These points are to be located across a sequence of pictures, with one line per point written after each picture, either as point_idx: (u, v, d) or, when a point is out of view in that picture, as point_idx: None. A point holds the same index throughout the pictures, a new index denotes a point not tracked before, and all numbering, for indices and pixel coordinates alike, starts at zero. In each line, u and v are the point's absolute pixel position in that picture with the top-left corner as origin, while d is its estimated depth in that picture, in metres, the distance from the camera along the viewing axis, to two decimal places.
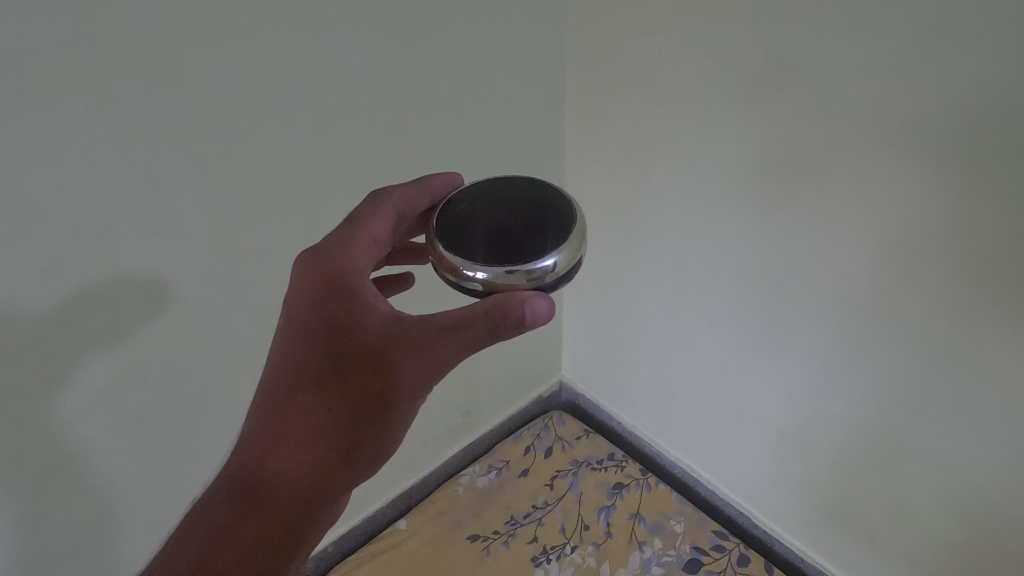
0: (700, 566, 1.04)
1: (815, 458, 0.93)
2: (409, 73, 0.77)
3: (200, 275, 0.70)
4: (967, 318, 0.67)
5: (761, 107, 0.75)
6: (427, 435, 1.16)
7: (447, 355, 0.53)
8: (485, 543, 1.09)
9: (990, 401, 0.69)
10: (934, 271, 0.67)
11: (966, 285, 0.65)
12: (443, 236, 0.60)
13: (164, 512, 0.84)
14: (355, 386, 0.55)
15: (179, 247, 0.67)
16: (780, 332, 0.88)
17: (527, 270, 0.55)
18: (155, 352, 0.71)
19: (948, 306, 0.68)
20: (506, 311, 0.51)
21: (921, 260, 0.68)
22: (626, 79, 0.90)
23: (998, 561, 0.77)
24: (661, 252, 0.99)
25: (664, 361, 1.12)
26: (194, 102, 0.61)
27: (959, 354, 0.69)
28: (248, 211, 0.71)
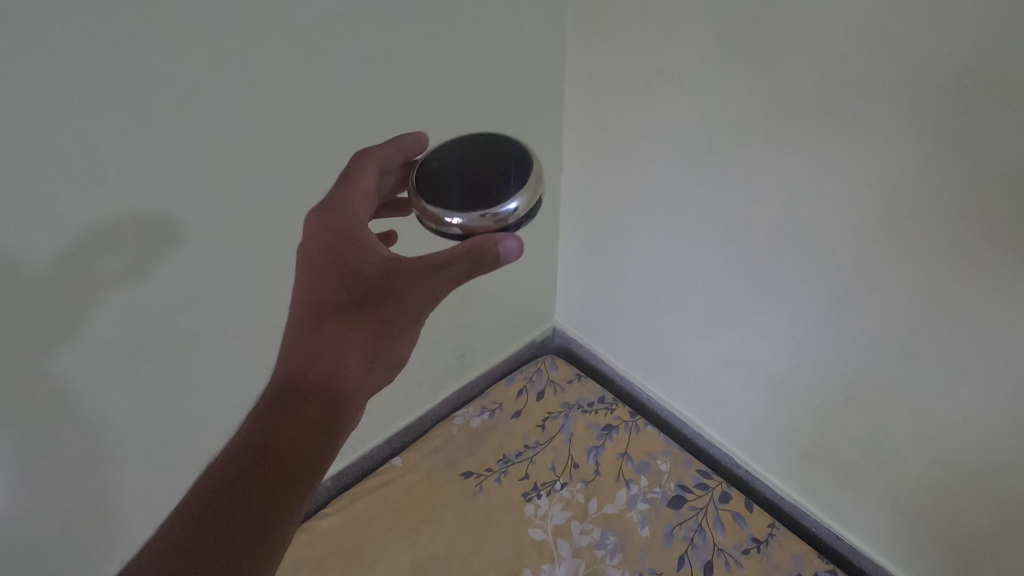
0: (684, 502, 1.08)
1: (802, 404, 0.95)
2: (399, 16, 0.74)
3: (185, 225, 0.68)
4: (962, 269, 0.67)
5: (772, 72, 0.72)
6: (420, 377, 1.18)
7: (433, 288, 0.56)
8: (477, 480, 1.13)
9: (987, 367, 0.70)
10: (932, 222, 0.66)
11: (964, 236, 0.65)
12: (421, 189, 0.62)
13: (166, 447, 0.86)
14: (344, 329, 0.57)
15: (163, 200, 0.66)
16: (778, 282, 0.88)
17: (494, 212, 0.58)
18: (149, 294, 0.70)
19: (942, 257, 0.68)
20: (482, 249, 0.54)
21: (918, 236, 0.68)
22: (635, 33, 0.86)
23: (971, 503, 0.80)
24: (658, 201, 0.98)
25: (653, 306, 1.13)
26: (169, 45, 0.58)
27: (959, 324, 0.70)
28: (230, 161, 0.68)
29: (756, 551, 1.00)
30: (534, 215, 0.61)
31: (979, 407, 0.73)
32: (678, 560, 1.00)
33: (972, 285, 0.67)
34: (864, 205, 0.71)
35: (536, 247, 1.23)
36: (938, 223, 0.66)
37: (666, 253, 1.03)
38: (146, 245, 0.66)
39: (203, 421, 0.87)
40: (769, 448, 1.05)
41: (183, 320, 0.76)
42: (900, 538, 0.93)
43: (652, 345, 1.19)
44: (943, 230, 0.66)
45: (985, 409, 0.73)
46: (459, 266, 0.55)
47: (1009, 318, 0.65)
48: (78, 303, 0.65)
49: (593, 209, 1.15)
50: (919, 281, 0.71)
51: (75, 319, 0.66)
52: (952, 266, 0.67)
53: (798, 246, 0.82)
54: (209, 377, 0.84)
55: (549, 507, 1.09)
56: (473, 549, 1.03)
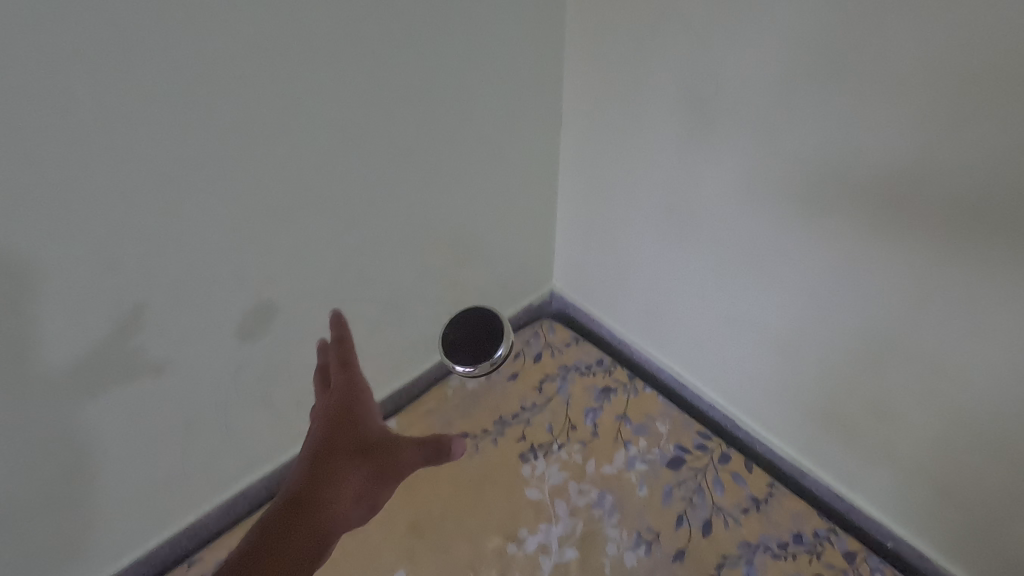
0: (683, 463, 1.06)
1: (806, 361, 0.93)
2: None
3: (164, 156, 0.64)
4: (983, 209, 0.64)
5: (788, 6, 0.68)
6: (416, 337, 1.15)
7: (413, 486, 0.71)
8: (472, 441, 1.12)
9: (1005, 313, 0.67)
10: (953, 160, 0.64)
11: (988, 173, 0.62)
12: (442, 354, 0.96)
13: (150, 406, 0.81)
14: (337, 481, 0.67)
15: (138, 126, 0.61)
16: (784, 232, 0.85)
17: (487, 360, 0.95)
18: (124, 232, 0.66)
19: (964, 198, 0.65)
20: (442, 442, 0.71)
21: (939, 175, 0.65)
22: None
23: (979, 456, 0.78)
24: (661, 153, 0.95)
25: (652, 266, 1.10)
26: None
27: (977, 265, 0.67)
28: (215, 92, 0.64)
29: (756, 511, 0.99)
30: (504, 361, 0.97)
31: (994, 354, 0.71)
32: (676, 519, 0.99)
33: (993, 226, 0.64)
34: (883, 146, 0.68)
35: (535, 206, 1.19)
36: (960, 161, 0.63)
37: (667, 210, 1.00)
38: (119, 172, 0.62)
39: (187, 377, 0.82)
40: (770, 407, 1.03)
41: (164, 262, 0.71)
42: (902, 498, 0.92)
43: (651, 306, 1.16)
44: (966, 168, 0.63)
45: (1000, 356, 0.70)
46: (427, 445, 0.71)
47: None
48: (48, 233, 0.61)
49: (591, 166, 1.10)
50: (937, 224, 0.68)
51: (44, 255, 0.62)
52: (973, 206, 0.64)
53: (808, 195, 0.78)
54: (193, 331, 0.79)
55: (546, 468, 1.07)
56: (469, 508, 1.02)
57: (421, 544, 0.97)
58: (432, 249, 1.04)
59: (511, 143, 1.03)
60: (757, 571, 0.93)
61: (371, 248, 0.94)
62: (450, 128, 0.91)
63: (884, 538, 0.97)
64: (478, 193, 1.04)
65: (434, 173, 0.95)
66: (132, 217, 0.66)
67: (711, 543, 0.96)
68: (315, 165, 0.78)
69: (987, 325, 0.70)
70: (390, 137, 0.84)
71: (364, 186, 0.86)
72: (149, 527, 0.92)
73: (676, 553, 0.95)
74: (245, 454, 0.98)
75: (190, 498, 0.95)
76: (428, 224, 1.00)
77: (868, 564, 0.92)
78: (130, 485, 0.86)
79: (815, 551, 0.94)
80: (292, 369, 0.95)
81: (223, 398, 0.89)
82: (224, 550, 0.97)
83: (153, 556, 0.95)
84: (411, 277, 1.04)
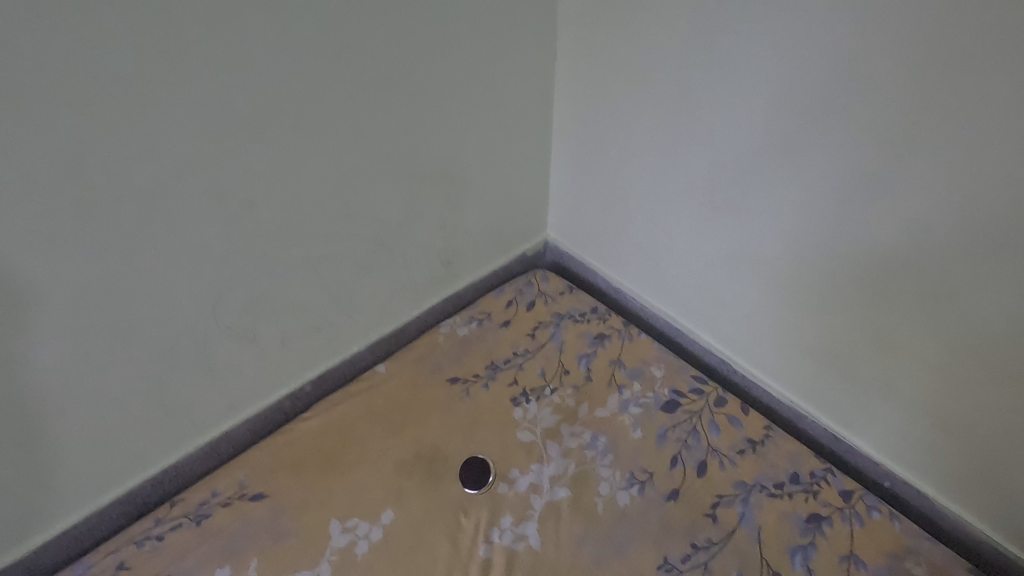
0: (678, 406, 1.04)
1: (807, 294, 0.91)
2: None
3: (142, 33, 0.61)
4: (999, 103, 0.62)
5: None
6: (405, 280, 1.11)
7: None
8: (463, 385, 1.09)
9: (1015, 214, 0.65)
10: (966, 53, 0.62)
11: (1007, 60, 0.60)
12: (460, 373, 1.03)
13: (127, 327, 0.77)
14: None
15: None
16: (790, 153, 0.82)
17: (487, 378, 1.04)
18: (101, 122, 0.63)
19: (982, 91, 0.63)
20: None
21: (951, 65, 0.64)
22: None
23: (982, 381, 0.77)
24: (663, 77, 0.92)
25: (649, 206, 1.07)
26: None
27: (989, 164, 0.65)
28: None
29: (751, 452, 0.97)
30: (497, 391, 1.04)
31: (1002, 262, 0.69)
32: (670, 460, 0.97)
33: (1009, 120, 0.62)
34: (900, 42, 0.66)
35: (532, 142, 1.16)
36: (980, 48, 0.61)
37: (667, 141, 0.97)
38: (97, 49, 0.60)
39: (166, 297, 0.79)
40: (769, 347, 1.01)
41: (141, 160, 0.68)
42: (901, 433, 0.90)
43: (647, 249, 1.13)
44: (985, 57, 0.61)
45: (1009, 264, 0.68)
46: None
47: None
48: (13, 116, 0.58)
49: (588, 99, 1.07)
50: (949, 121, 0.66)
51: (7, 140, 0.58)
52: (987, 99, 0.63)
53: (819, 109, 0.76)
54: (171, 247, 0.75)
55: (539, 411, 1.05)
56: (459, 450, 0.99)
57: (410, 483, 0.95)
58: (424, 182, 1.00)
59: (505, 70, 1.00)
60: (752, 509, 0.90)
61: (359, 175, 0.90)
62: (440, 45, 0.88)
63: (881, 477, 0.95)
64: (469, 123, 1.01)
65: (424, 95, 0.91)
66: (106, 104, 0.63)
67: (706, 483, 0.94)
68: (305, 72, 0.76)
69: (997, 232, 0.68)
70: (377, 50, 0.81)
71: (354, 102, 0.83)
72: (129, 462, 0.89)
73: (671, 492, 0.93)
74: (230, 390, 0.95)
75: (170, 434, 0.92)
76: (419, 154, 0.96)
77: (864, 502, 0.89)
78: (109, 411, 0.82)
79: (811, 490, 0.92)
80: (278, 301, 0.92)
81: (208, 323, 0.85)
82: (206, 491, 0.93)
83: (135, 495, 0.92)
84: (402, 212, 1.00)
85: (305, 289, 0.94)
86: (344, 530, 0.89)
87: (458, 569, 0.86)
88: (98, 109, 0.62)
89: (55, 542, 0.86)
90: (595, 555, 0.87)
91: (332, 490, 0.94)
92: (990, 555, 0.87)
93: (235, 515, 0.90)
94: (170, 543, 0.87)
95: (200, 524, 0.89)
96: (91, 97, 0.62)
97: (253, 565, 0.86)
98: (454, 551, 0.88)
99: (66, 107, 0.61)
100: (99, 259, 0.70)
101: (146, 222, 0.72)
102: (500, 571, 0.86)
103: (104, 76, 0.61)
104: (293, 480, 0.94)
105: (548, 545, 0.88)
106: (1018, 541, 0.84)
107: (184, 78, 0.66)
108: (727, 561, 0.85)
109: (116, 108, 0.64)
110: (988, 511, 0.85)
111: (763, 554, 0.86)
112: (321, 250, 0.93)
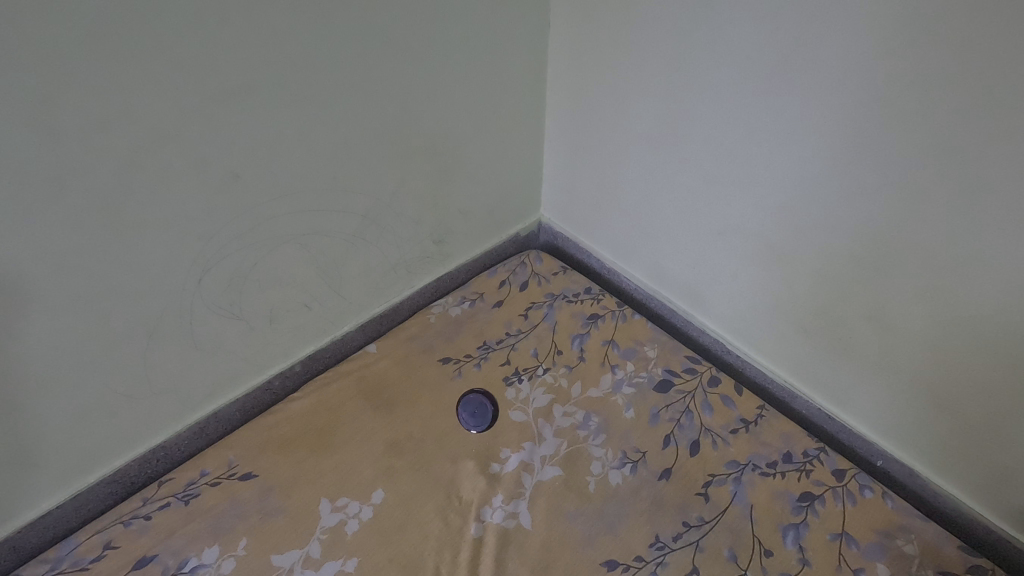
0: (671, 386, 1.03)
1: (802, 271, 0.89)
2: None
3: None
4: (1001, 71, 0.60)
5: None
6: (395, 260, 1.09)
7: None
8: (455, 365, 1.08)
9: (1009, 189, 0.64)
10: (962, 24, 0.61)
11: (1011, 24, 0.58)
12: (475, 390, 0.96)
13: (109, 303, 0.76)
14: None
15: None
16: (786, 128, 0.80)
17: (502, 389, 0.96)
18: (72, 88, 0.61)
19: (983, 59, 0.61)
20: None
21: (948, 34, 0.62)
22: None
23: (977, 358, 0.76)
24: (657, 49, 0.89)
25: (643, 183, 1.05)
26: None
27: (986, 138, 0.64)
28: None
29: (744, 431, 0.96)
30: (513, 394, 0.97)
31: (995, 236, 0.68)
32: (663, 440, 0.96)
33: (1010, 89, 0.60)
34: (901, 8, 0.64)
35: (524, 119, 1.13)
36: (982, 13, 0.59)
37: (662, 117, 0.95)
38: (65, 10, 0.57)
39: (150, 274, 0.77)
40: (763, 326, 1.00)
41: (118, 132, 0.66)
42: (893, 412, 0.90)
43: (641, 229, 1.12)
44: (988, 22, 0.59)
45: (1002, 240, 0.67)
46: None
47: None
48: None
49: (582, 73, 1.04)
50: (947, 94, 0.64)
51: None
52: (988, 67, 0.61)
53: (816, 80, 0.74)
54: (152, 221, 0.73)
55: (531, 391, 1.04)
56: (450, 430, 0.98)
57: (400, 463, 0.94)
58: (413, 157, 0.98)
59: (494, 41, 0.97)
60: (745, 488, 0.90)
61: (346, 149, 0.88)
62: (427, 13, 0.85)
63: (873, 456, 0.95)
64: (457, 97, 0.98)
65: (410, 66, 0.88)
66: (77, 69, 0.60)
67: (699, 462, 0.93)
68: (285, 38, 0.73)
69: (991, 207, 0.66)
70: (363, 21, 0.79)
71: (340, 74, 0.81)
72: (116, 442, 0.88)
73: (663, 471, 0.93)
74: (218, 368, 0.94)
75: (156, 413, 0.90)
76: (406, 128, 0.94)
77: (857, 480, 0.89)
78: (93, 391, 0.81)
79: (804, 469, 0.91)
80: (264, 279, 0.90)
81: (190, 303, 0.83)
82: (195, 471, 0.92)
83: (122, 475, 0.91)
84: (391, 188, 0.98)
85: (292, 266, 0.93)
86: (334, 510, 0.88)
87: (448, 547, 0.85)
88: (68, 73, 0.60)
89: (41, 522, 0.85)
90: (587, 533, 0.87)
91: (322, 469, 0.93)
92: (981, 533, 0.87)
93: (224, 494, 0.89)
94: (157, 523, 0.86)
95: (188, 504, 0.88)
96: (61, 62, 0.59)
97: (242, 543, 0.84)
98: (444, 529, 0.87)
99: (32, 71, 0.58)
100: (77, 232, 0.68)
101: (127, 196, 0.70)
102: (491, 549, 0.85)
103: (73, 39, 0.59)
104: (283, 460, 0.93)
105: (539, 523, 0.88)
106: (1009, 519, 0.84)
107: (164, 44, 0.64)
108: (720, 539, 0.85)
109: (89, 74, 0.61)
110: (979, 489, 0.85)
111: (755, 532, 0.85)
112: (309, 227, 0.91)
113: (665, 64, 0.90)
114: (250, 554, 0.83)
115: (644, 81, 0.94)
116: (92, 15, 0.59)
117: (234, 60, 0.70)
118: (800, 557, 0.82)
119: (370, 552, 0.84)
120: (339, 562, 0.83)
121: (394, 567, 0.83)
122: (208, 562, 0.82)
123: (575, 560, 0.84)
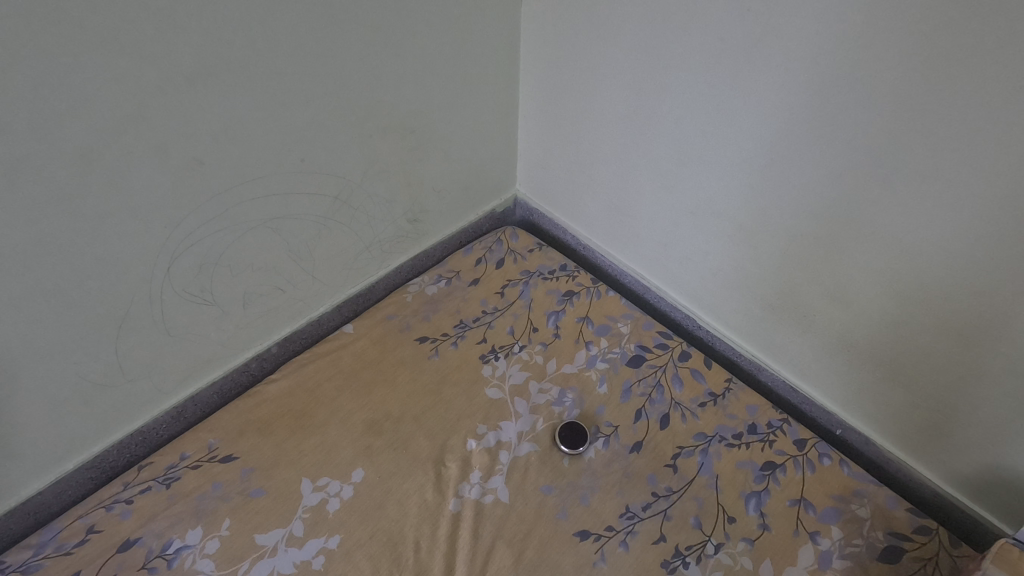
0: (643, 361, 1.06)
1: (767, 250, 0.91)
2: None
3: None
4: (959, 61, 0.61)
5: None
6: (369, 240, 1.09)
7: None
8: (432, 344, 1.09)
9: (951, 181, 0.67)
10: (913, 25, 0.62)
11: (969, 20, 0.58)
12: (564, 444, 0.96)
13: (80, 296, 0.75)
14: None
15: None
16: (753, 111, 0.80)
17: (580, 439, 0.96)
18: (17, 78, 0.58)
19: (942, 52, 0.61)
20: None
21: (905, 31, 0.63)
22: None
23: (930, 339, 0.79)
24: (628, 28, 0.88)
25: (618, 162, 1.05)
26: None
27: (933, 133, 0.66)
28: None
29: (712, 404, 1.00)
30: (586, 441, 0.96)
31: (939, 224, 0.71)
32: (635, 414, 1.00)
33: (972, 79, 0.61)
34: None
35: (496, 96, 1.12)
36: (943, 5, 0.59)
37: (634, 96, 0.94)
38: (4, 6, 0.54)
39: (117, 265, 0.76)
40: (732, 302, 1.03)
41: (74, 127, 0.64)
42: (851, 387, 0.94)
43: (616, 208, 1.13)
44: (950, 10, 0.59)
45: (945, 227, 0.70)
46: None
47: (1006, 111, 0.60)
48: None
49: (555, 50, 1.03)
50: (899, 88, 0.66)
51: None
52: (952, 54, 0.61)
53: (782, 66, 0.74)
54: (114, 214, 0.72)
55: (507, 368, 1.06)
56: (427, 408, 1.00)
57: (379, 442, 0.96)
58: (382, 138, 0.97)
59: (463, 18, 0.95)
60: (711, 459, 0.94)
61: (314, 132, 0.87)
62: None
63: (833, 426, 1.00)
64: (427, 74, 0.96)
65: (376, 43, 0.86)
66: (21, 59, 0.57)
67: (669, 435, 0.97)
68: (243, 19, 0.70)
69: (935, 197, 0.69)
70: (327, 7, 0.77)
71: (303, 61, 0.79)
72: (93, 428, 0.89)
73: (635, 444, 0.96)
74: (193, 354, 0.94)
75: (132, 400, 0.91)
76: (375, 107, 0.92)
77: (816, 449, 0.94)
78: (63, 383, 0.81)
79: (768, 440, 0.96)
80: (235, 264, 0.89)
81: (159, 293, 0.83)
82: (175, 454, 0.93)
83: (101, 460, 0.92)
84: (361, 169, 0.97)
85: (265, 251, 0.92)
86: (315, 490, 0.90)
87: (428, 522, 0.88)
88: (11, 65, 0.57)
89: (22, 508, 0.86)
90: (561, 506, 0.90)
91: (302, 450, 0.94)
92: (929, 497, 0.92)
93: (204, 477, 0.90)
94: (138, 506, 0.87)
95: (169, 487, 0.89)
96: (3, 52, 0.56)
97: (225, 524, 0.86)
98: (424, 505, 0.90)
99: None
100: (41, 229, 0.67)
101: (90, 192, 0.69)
102: (468, 523, 0.88)
103: (13, 27, 0.56)
104: (261, 441, 0.95)
105: (515, 497, 0.91)
106: (956, 483, 0.89)
107: (116, 40, 0.62)
108: (686, 508, 0.89)
109: (38, 65, 0.59)
110: (930, 457, 0.90)
111: (720, 500, 0.90)
112: (279, 212, 0.90)
113: (637, 44, 0.89)
114: (234, 534, 0.85)
115: (618, 62, 0.93)
116: (36, 11, 0.56)
117: (191, 43, 0.68)
118: (761, 523, 0.87)
119: (352, 528, 0.87)
120: (322, 540, 0.85)
121: (375, 543, 0.86)
122: (193, 543, 0.84)
123: (549, 531, 0.87)
